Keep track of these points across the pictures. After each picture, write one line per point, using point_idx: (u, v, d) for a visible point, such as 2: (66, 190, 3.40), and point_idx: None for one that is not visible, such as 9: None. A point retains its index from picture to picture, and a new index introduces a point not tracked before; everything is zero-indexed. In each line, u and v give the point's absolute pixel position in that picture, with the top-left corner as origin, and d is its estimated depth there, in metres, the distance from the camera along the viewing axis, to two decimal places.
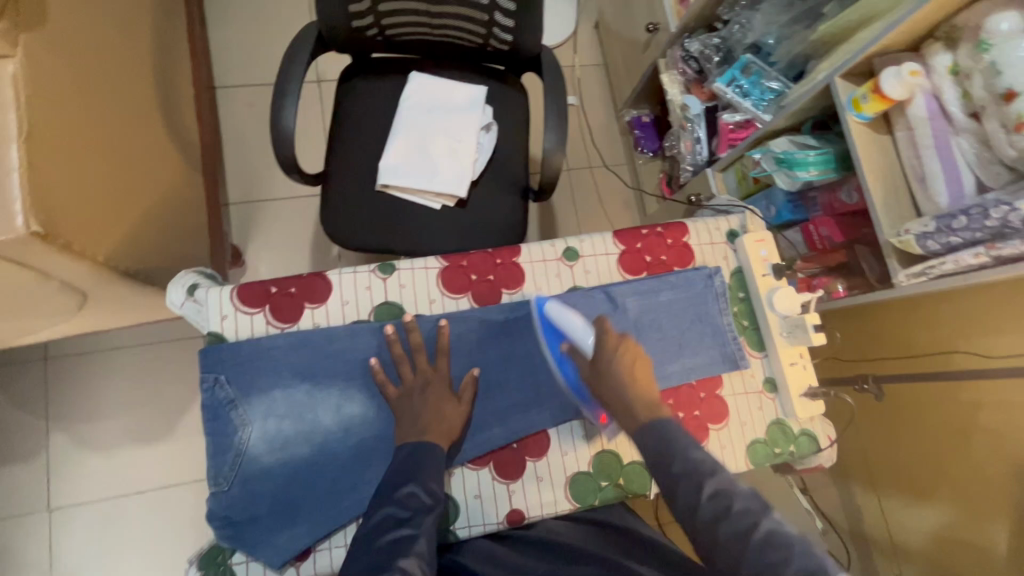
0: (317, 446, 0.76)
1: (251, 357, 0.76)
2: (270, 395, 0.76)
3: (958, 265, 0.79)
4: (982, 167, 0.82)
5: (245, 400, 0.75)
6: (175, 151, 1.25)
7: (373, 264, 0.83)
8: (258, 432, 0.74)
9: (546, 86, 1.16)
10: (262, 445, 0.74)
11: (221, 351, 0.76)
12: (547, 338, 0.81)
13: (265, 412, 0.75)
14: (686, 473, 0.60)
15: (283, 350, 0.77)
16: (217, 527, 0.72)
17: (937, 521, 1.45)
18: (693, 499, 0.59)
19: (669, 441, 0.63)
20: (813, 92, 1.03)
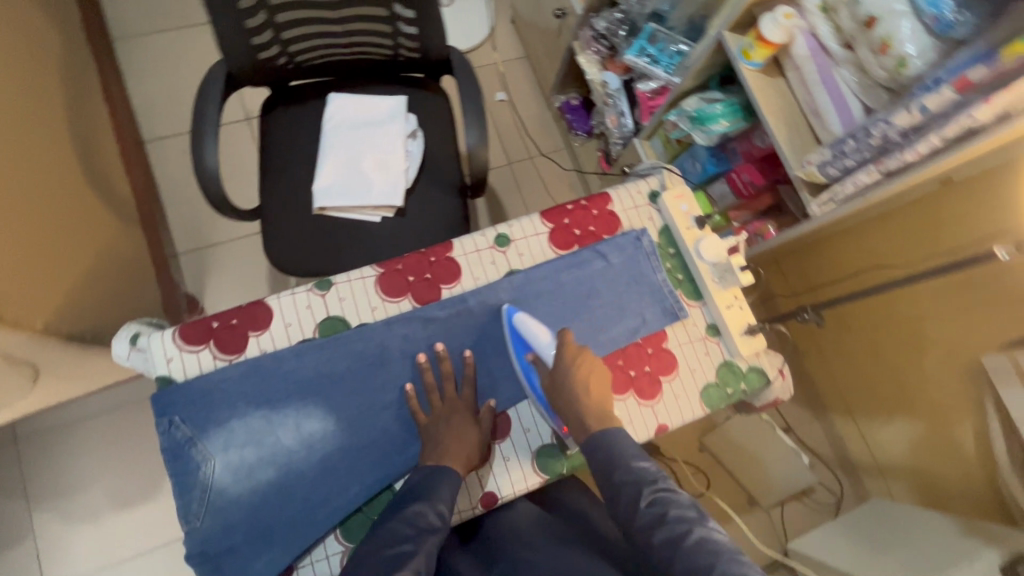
0: (283, 467, 0.77)
1: (202, 393, 0.77)
2: (227, 426, 0.77)
3: (858, 185, 0.84)
4: (865, 92, 0.87)
5: (203, 436, 0.76)
6: (106, 210, 1.25)
7: (310, 282, 0.85)
8: (221, 465, 0.76)
9: (460, 84, 1.19)
10: (227, 476, 0.76)
11: (172, 393, 0.77)
12: (514, 348, 0.85)
13: (225, 444, 0.77)
14: (631, 483, 0.70)
15: (233, 381, 0.79)
16: (196, 563, 0.73)
17: (909, 433, 1.52)
18: (635, 504, 0.69)
19: (616, 454, 0.73)
20: (708, 49, 1.07)
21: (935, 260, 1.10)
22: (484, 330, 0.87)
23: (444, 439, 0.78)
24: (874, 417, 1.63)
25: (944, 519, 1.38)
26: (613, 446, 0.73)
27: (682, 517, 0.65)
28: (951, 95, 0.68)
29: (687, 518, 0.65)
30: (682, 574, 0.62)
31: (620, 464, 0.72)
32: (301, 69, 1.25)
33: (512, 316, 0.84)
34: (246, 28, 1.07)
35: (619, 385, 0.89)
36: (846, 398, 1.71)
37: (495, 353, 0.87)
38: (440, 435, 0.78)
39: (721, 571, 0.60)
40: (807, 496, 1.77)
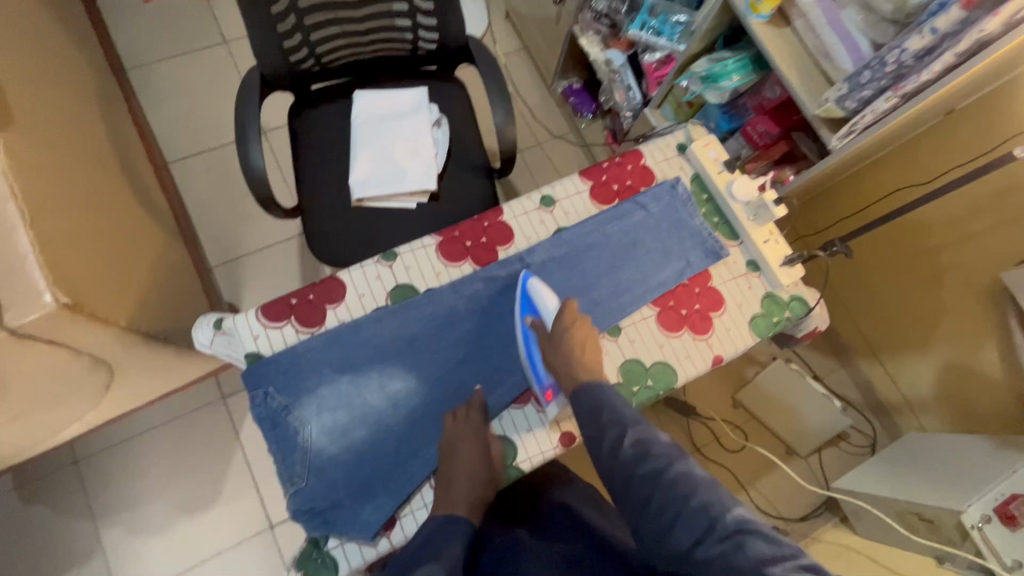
0: (374, 425, 0.82)
1: (290, 364, 0.82)
2: (318, 393, 0.82)
3: (876, 114, 0.90)
4: (871, 28, 0.93)
5: (296, 404, 0.81)
6: (152, 224, 1.29)
7: (377, 255, 0.90)
8: (317, 428, 0.81)
9: (480, 69, 1.25)
10: (324, 438, 0.81)
11: (263, 366, 0.82)
12: (518, 308, 0.87)
13: (318, 409, 0.82)
14: (615, 425, 0.75)
15: (318, 351, 0.83)
16: (306, 520, 0.78)
17: (936, 364, 1.58)
18: (619, 445, 0.73)
19: (605, 400, 0.78)
20: (714, 10, 1.15)
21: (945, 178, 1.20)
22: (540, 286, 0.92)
23: (456, 480, 0.78)
24: (900, 355, 1.68)
25: (979, 440, 1.44)
26: (597, 394, 0.78)
27: (662, 453, 0.71)
28: (959, 13, 0.74)
29: (663, 452, 0.71)
30: (670, 508, 0.67)
31: (603, 411, 0.77)
32: (326, 70, 1.31)
33: (527, 282, 0.87)
34: (279, 32, 1.13)
35: (672, 323, 0.94)
36: (870, 342, 1.76)
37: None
38: (453, 467, 0.79)
39: (698, 500, 0.66)
40: (842, 441, 1.84)
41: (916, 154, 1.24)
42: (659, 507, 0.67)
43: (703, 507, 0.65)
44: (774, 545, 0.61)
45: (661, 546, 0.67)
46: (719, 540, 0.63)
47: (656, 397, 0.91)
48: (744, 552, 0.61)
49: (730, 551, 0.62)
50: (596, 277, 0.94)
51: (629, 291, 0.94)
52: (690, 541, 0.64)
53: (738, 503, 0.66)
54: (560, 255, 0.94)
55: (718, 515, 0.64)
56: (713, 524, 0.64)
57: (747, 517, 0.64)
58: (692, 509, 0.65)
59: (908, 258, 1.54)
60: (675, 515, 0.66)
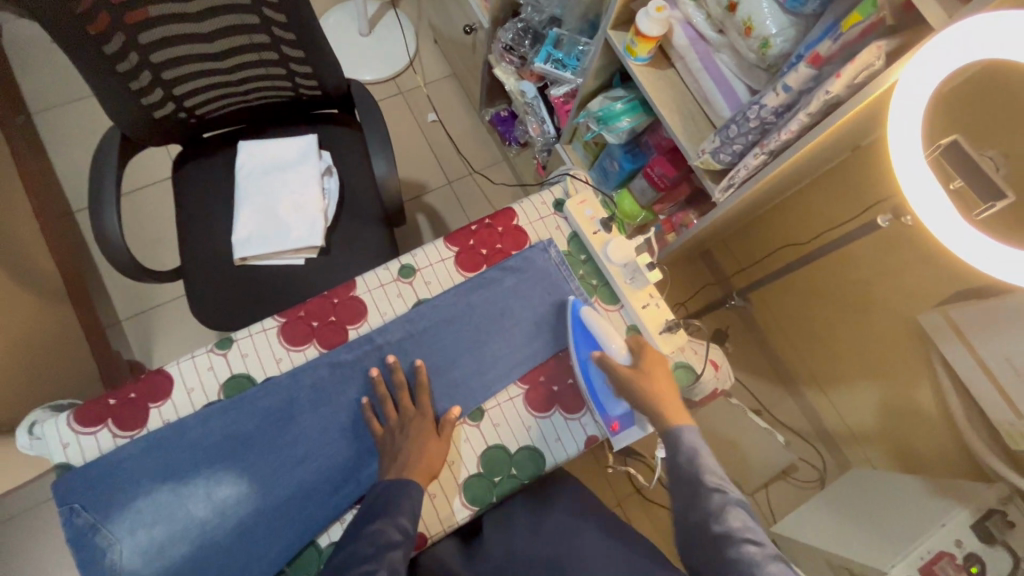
0: (196, 540, 0.75)
1: (105, 476, 0.75)
2: (133, 506, 0.75)
3: (749, 169, 0.84)
4: (746, 74, 0.86)
5: (108, 520, 0.74)
6: (22, 292, 1.22)
7: (210, 343, 0.83)
8: (129, 548, 0.73)
9: (362, 116, 1.18)
10: (137, 559, 0.73)
11: (69, 479, 0.74)
12: (580, 343, 0.86)
13: (132, 525, 0.74)
14: (698, 489, 0.70)
15: (133, 459, 0.76)
16: None
17: (875, 398, 1.51)
18: (708, 510, 0.68)
19: (702, 464, 0.72)
20: (598, 49, 1.08)
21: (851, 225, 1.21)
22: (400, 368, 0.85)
23: (401, 445, 0.78)
24: (839, 384, 1.62)
25: (916, 480, 1.37)
26: (685, 443, 0.73)
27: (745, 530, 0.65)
28: (808, 70, 0.68)
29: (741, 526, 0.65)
30: None
31: (689, 461, 0.72)
32: (205, 122, 1.24)
33: (580, 314, 0.86)
34: (133, 90, 1.05)
35: (541, 401, 0.87)
36: (811, 369, 1.69)
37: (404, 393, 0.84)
38: (402, 441, 0.78)
39: None
40: (789, 475, 1.72)
41: (829, 196, 1.25)
42: None
43: None
44: None
45: None
46: None
47: (520, 486, 0.84)
48: None
49: None
50: (455, 357, 0.87)
51: (493, 369, 0.87)
52: None
53: None
54: (418, 334, 0.86)
55: None
56: None
57: None
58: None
59: (839, 290, 1.52)
60: None
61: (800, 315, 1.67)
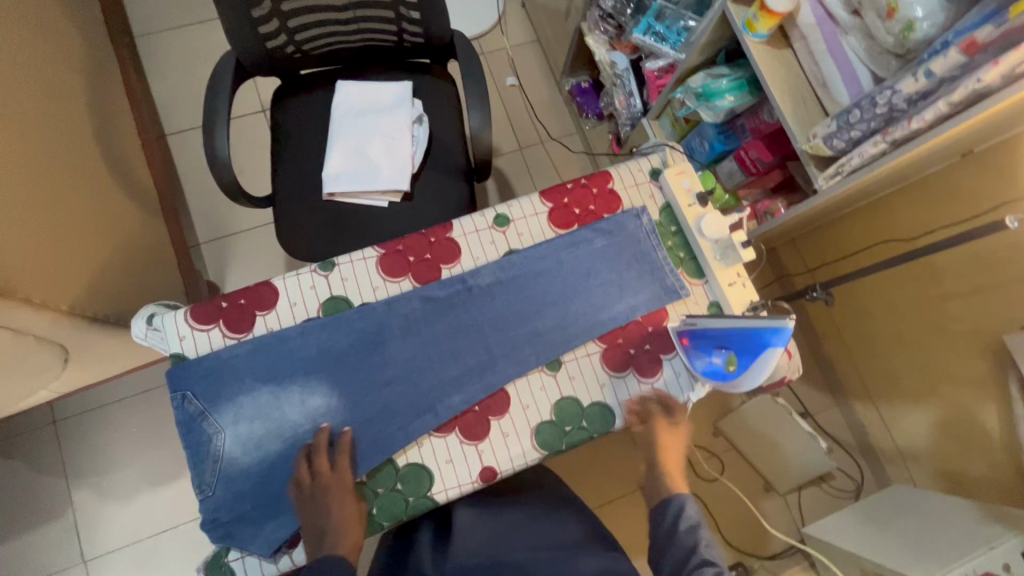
0: (289, 441, 0.81)
1: (215, 371, 0.81)
2: (237, 401, 0.81)
3: (863, 158, 0.82)
4: (874, 61, 0.84)
5: (215, 410, 0.80)
6: (128, 201, 1.31)
7: (315, 264, 0.88)
8: (231, 438, 0.80)
9: (463, 68, 1.19)
10: (237, 449, 0.80)
11: (184, 368, 0.81)
12: (744, 343, 0.75)
13: (235, 418, 0.81)
14: (684, 554, 0.76)
15: (241, 358, 0.82)
16: (208, 529, 0.78)
17: (933, 418, 1.47)
18: (684, 564, 0.75)
19: (689, 521, 0.79)
20: (713, 22, 1.05)
21: (942, 231, 1.16)
22: (485, 309, 0.88)
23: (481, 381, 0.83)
24: (896, 400, 1.58)
25: (965, 502, 1.35)
26: (682, 511, 0.80)
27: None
28: (959, 57, 0.66)
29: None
30: None
31: (686, 529, 0.78)
32: (308, 58, 1.28)
33: (769, 352, 0.71)
34: (253, 18, 1.09)
35: (618, 361, 0.89)
36: (866, 379, 1.66)
37: (485, 334, 0.88)
38: (323, 516, 0.76)
39: None
40: (826, 482, 1.73)
41: (921, 201, 1.20)
42: None
43: None
44: None
45: None
46: None
47: (589, 438, 0.87)
48: None
49: None
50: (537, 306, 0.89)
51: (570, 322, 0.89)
52: None
53: None
54: (504, 280, 0.89)
55: None
56: None
57: None
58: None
59: (911, 301, 1.45)
60: None
61: (857, 322, 1.63)
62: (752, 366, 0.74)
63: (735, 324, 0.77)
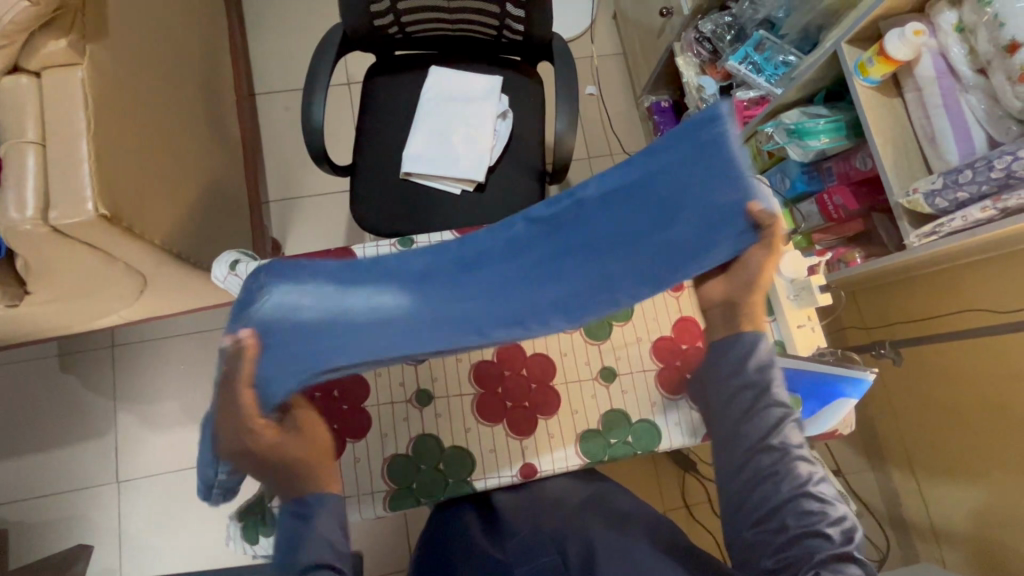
0: (340, 322, 0.64)
1: (283, 276, 0.67)
2: (305, 277, 0.66)
3: (966, 221, 0.78)
4: (992, 123, 0.82)
5: (270, 289, 0.67)
6: (218, 149, 1.37)
7: (393, 238, 0.91)
8: (280, 305, 0.66)
9: (557, 71, 1.21)
10: (282, 319, 0.65)
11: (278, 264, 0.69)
12: (810, 387, 0.75)
13: (292, 288, 0.66)
14: (760, 402, 0.68)
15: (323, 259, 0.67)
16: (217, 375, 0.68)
17: (977, 502, 1.40)
18: (749, 413, 0.68)
19: (757, 359, 0.70)
20: (820, 61, 1.03)
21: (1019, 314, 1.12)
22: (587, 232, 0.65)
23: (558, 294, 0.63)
24: (940, 476, 1.51)
25: None
26: (756, 352, 0.70)
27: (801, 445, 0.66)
28: None
29: (797, 441, 0.66)
30: (766, 491, 0.65)
31: (760, 372, 0.69)
32: (408, 40, 1.31)
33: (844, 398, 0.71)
34: None
35: (672, 384, 0.89)
36: (909, 448, 1.60)
37: (589, 259, 0.64)
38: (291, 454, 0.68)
39: (801, 503, 0.63)
40: None
41: (1006, 276, 1.14)
42: (756, 494, 0.65)
43: (804, 510, 0.63)
44: (843, 558, 0.60)
45: (741, 518, 0.66)
46: (802, 541, 0.62)
47: (633, 454, 0.87)
48: (832, 562, 0.60)
49: (803, 553, 0.61)
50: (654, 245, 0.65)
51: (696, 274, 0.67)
52: (774, 536, 0.63)
53: (838, 514, 0.63)
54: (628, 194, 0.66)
55: (799, 520, 0.62)
56: (807, 526, 0.62)
57: (842, 529, 0.63)
58: (781, 499, 0.64)
59: (972, 377, 1.39)
60: (770, 499, 0.64)
61: (910, 387, 1.58)
62: (821, 414, 0.74)
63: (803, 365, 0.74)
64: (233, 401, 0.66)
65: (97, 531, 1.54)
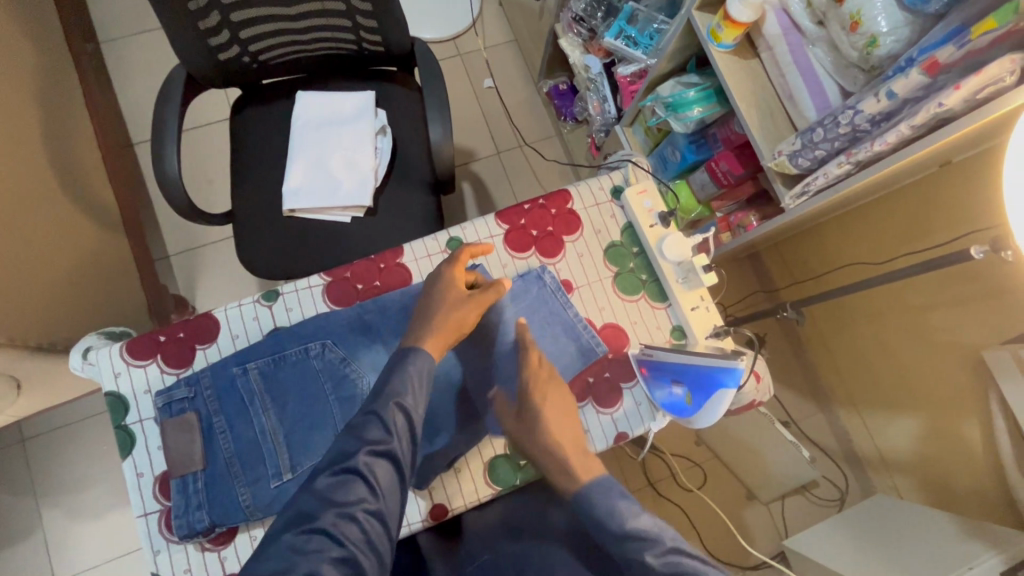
0: (340, 398, 0.79)
1: (272, 361, 0.79)
2: (298, 353, 0.80)
3: (828, 178, 0.78)
4: (841, 73, 0.80)
5: (260, 375, 0.79)
6: (81, 218, 1.27)
7: (257, 294, 0.85)
8: (269, 391, 0.78)
9: (424, 78, 1.15)
10: (274, 405, 0.78)
11: (259, 343, 0.81)
12: (700, 380, 0.72)
13: (281, 372, 0.79)
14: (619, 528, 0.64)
15: (312, 326, 0.82)
16: (199, 484, 0.75)
17: (914, 429, 1.45)
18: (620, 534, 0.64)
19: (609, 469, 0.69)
20: (679, 30, 1.01)
21: (907, 259, 1.14)
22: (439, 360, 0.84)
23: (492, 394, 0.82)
24: (879, 409, 1.55)
25: (947, 516, 1.32)
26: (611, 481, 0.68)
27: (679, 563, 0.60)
28: (920, 77, 0.62)
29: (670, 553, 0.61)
30: None
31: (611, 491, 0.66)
32: (266, 68, 1.23)
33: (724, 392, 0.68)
34: (201, 30, 1.03)
35: (576, 392, 0.86)
36: (849, 387, 1.64)
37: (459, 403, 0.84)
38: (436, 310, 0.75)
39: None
40: (809, 490, 1.69)
41: (896, 219, 1.15)
42: None
43: None
44: None
45: None
46: None
47: (545, 472, 0.84)
48: None
49: None
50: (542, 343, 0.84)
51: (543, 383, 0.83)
52: None
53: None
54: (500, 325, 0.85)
55: None
56: None
57: None
58: None
59: (892, 309, 1.42)
60: None
61: (841, 327, 1.60)
62: (708, 405, 0.72)
63: (693, 364, 0.72)
64: (234, 500, 0.74)
65: None
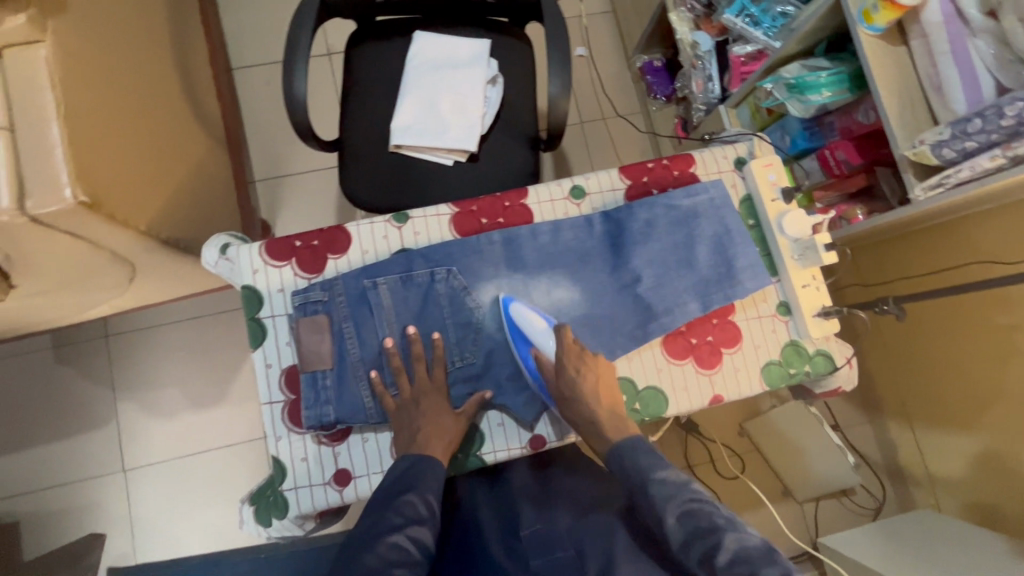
0: (463, 324, 0.83)
1: (402, 280, 0.83)
2: (426, 277, 0.84)
3: (975, 170, 0.78)
4: (1001, 68, 0.80)
5: (389, 289, 0.83)
6: (196, 129, 1.32)
7: (389, 214, 0.88)
8: (395, 306, 0.83)
9: (547, 31, 1.16)
10: (399, 319, 0.83)
11: (387, 261, 0.84)
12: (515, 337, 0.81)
13: (408, 291, 0.83)
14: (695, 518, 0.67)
15: (441, 251, 0.85)
16: (326, 380, 0.81)
17: (974, 449, 1.43)
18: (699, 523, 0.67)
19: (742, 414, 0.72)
20: (823, 8, 1.00)
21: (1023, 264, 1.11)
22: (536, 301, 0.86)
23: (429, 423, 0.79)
24: (938, 426, 1.53)
25: (997, 536, 1.32)
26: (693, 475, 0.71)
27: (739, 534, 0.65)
28: None
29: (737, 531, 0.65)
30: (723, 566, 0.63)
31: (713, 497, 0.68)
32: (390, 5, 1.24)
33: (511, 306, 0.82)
34: None
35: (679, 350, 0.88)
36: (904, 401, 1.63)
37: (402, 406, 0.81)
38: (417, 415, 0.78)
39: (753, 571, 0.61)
40: (846, 496, 1.71)
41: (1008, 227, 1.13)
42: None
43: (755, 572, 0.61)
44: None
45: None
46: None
47: (640, 421, 0.87)
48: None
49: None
50: (687, 284, 0.87)
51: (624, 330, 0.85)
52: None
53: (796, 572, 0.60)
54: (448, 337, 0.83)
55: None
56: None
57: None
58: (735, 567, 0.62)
59: (973, 323, 1.36)
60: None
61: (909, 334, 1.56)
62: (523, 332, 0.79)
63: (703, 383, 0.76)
64: (357, 403, 0.80)
65: (109, 520, 1.54)
